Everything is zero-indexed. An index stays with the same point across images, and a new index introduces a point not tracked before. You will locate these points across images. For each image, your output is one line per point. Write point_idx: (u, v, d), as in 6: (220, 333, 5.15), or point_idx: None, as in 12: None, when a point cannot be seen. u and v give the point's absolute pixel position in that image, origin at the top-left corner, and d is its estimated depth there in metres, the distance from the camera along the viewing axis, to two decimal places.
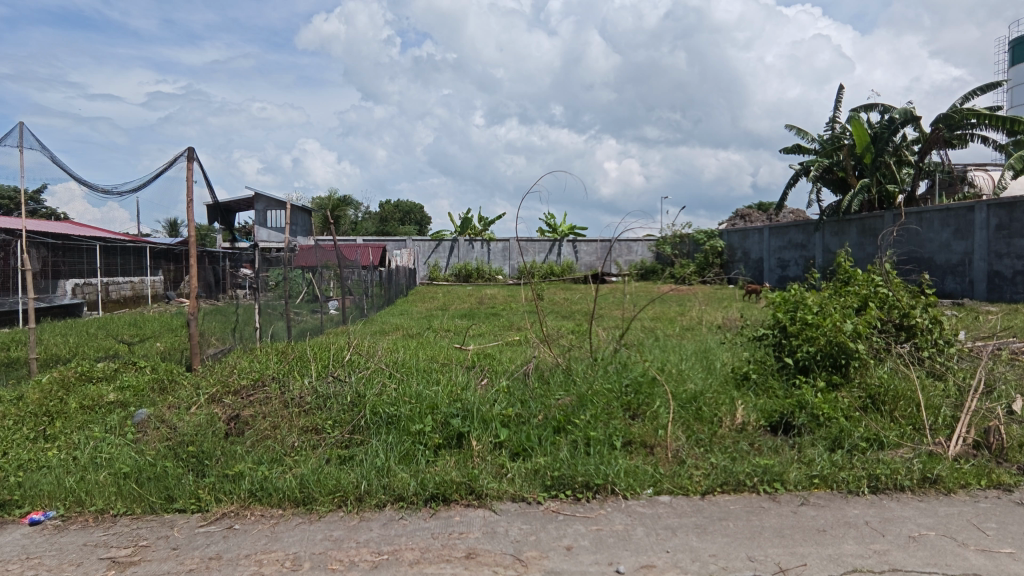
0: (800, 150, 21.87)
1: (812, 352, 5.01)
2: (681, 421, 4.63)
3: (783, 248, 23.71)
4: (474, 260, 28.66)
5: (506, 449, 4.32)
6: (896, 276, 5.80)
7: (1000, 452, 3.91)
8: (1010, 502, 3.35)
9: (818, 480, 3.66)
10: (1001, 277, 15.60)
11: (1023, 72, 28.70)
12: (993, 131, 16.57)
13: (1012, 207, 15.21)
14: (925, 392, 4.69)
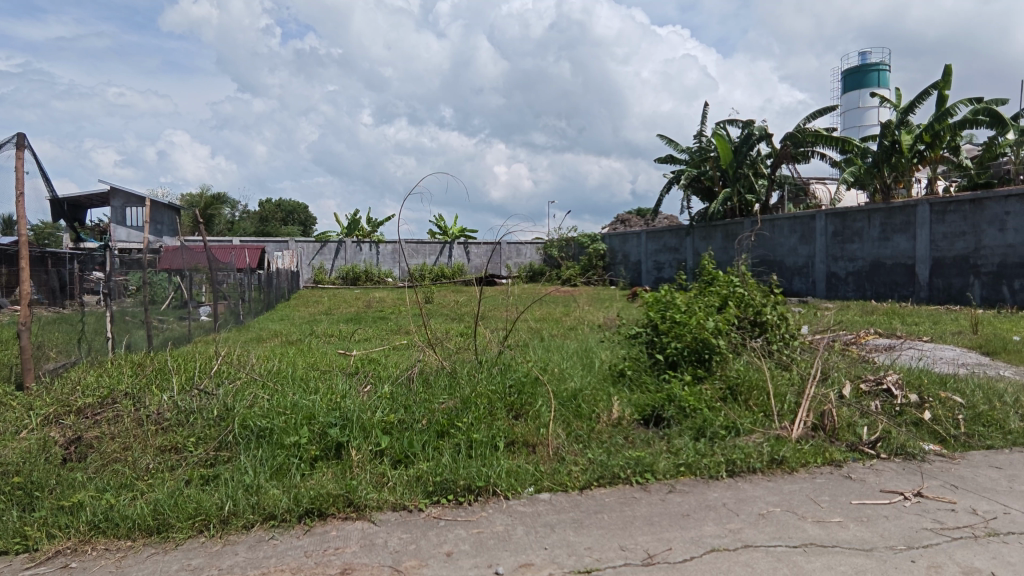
0: (672, 160, 23.56)
1: (679, 348, 5.40)
2: (562, 419, 4.78)
3: (659, 252, 25.39)
4: (362, 263, 27.77)
5: (387, 457, 4.20)
6: (751, 278, 6.41)
7: (833, 433, 4.43)
8: (840, 477, 3.80)
9: (684, 468, 3.93)
10: (837, 277, 17.81)
11: (853, 98, 32.93)
12: (829, 149, 18.89)
13: (845, 217, 17.44)
14: (774, 381, 5.21)
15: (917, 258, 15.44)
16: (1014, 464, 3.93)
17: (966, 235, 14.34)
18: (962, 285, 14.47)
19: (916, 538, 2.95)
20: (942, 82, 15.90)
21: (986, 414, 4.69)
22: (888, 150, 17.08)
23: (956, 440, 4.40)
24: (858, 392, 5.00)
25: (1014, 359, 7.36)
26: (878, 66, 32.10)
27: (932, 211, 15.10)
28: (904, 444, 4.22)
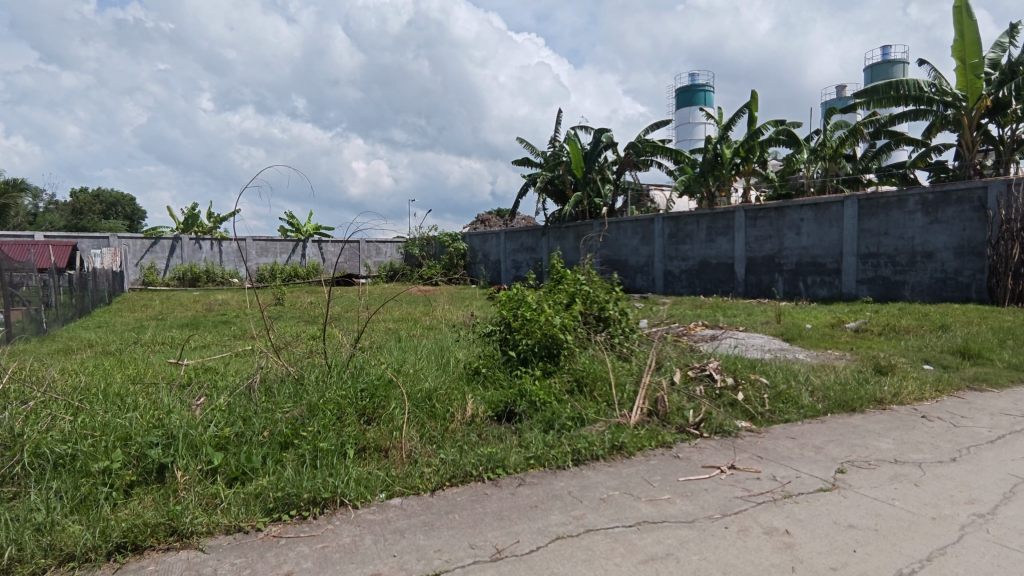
0: (528, 163, 24.43)
1: (531, 344, 5.61)
2: (416, 420, 4.71)
3: (517, 251, 26.18)
4: (202, 261, 25.18)
5: (220, 476, 3.81)
6: (596, 276, 6.85)
7: (665, 417, 4.87)
8: (670, 457, 4.18)
9: (533, 461, 4.06)
10: (672, 275, 19.66)
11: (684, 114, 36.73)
12: (664, 159, 20.79)
13: (678, 220, 19.30)
14: (616, 372, 5.59)
15: (736, 258, 17.58)
16: (805, 433, 4.60)
17: (773, 238, 16.61)
18: (769, 281, 16.75)
19: (729, 505, 3.32)
20: (752, 103, 18.25)
21: (785, 391, 5.45)
22: (712, 161, 19.22)
23: (763, 417, 5.05)
24: (686, 378, 5.55)
25: (807, 343, 8.67)
26: (705, 87, 36.13)
27: (747, 217, 17.28)
28: (722, 423, 4.75)
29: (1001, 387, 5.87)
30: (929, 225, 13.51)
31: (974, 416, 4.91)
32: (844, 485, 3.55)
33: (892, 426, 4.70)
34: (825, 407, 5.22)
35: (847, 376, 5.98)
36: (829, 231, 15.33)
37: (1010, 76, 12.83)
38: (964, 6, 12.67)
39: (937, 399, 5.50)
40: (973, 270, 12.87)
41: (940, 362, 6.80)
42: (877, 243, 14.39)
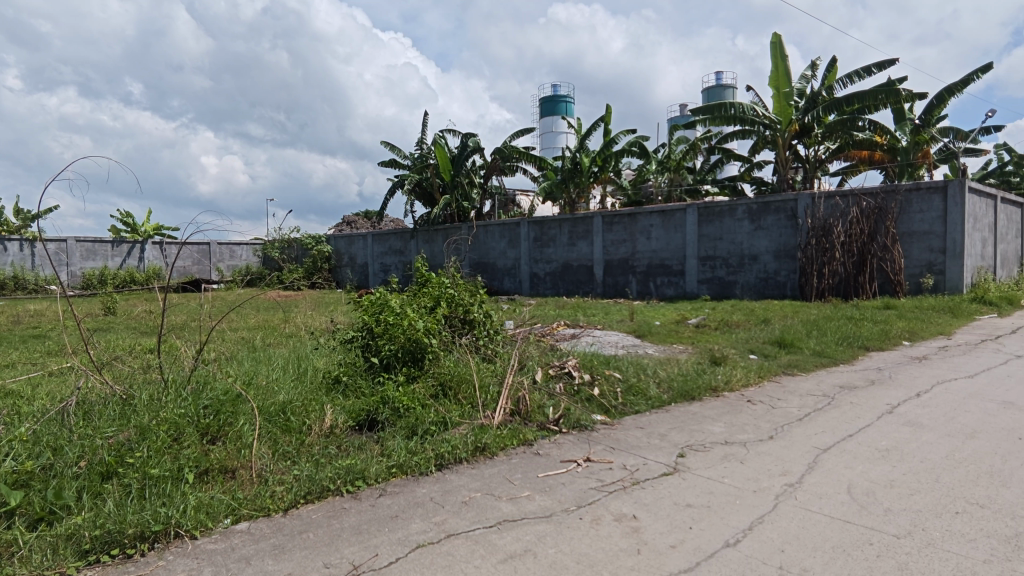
0: (395, 165, 23.93)
1: (394, 349, 5.48)
2: (267, 436, 4.37)
3: (384, 254, 25.50)
4: (7, 266, 21.42)
5: (21, 519, 3.23)
6: (460, 278, 6.87)
7: (526, 415, 5.01)
8: (531, 454, 4.29)
9: (395, 469, 3.96)
10: (537, 277, 20.35)
11: (547, 123, 38.25)
12: (529, 165, 21.46)
13: (542, 225, 20.03)
14: (480, 374, 5.63)
15: (595, 260, 18.64)
16: (651, 422, 4.98)
17: (627, 242, 17.85)
18: (624, 281, 17.98)
19: (584, 497, 3.49)
20: (607, 116, 19.48)
21: (635, 384, 5.87)
22: (572, 169, 20.21)
23: (616, 409, 5.38)
24: (547, 376, 5.77)
25: (656, 339, 9.42)
26: (566, 98, 37.97)
27: (604, 222, 18.39)
28: (579, 419, 4.98)
29: (808, 371, 6.83)
30: (754, 231, 15.35)
31: (787, 398, 5.64)
32: (683, 468, 3.90)
33: (724, 410, 5.27)
34: (670, 397, 5.70)
35: (688, 368, 6.59)
36: (674, 236, 16.82)
37: (813, 105, 14.96)
38: (778, 41, 14.56)
39: (759, 384, 6.25)
40: (789, 271, 14.85)
41: (762, 351, 7.75)
42: (713, 247, 16.06)
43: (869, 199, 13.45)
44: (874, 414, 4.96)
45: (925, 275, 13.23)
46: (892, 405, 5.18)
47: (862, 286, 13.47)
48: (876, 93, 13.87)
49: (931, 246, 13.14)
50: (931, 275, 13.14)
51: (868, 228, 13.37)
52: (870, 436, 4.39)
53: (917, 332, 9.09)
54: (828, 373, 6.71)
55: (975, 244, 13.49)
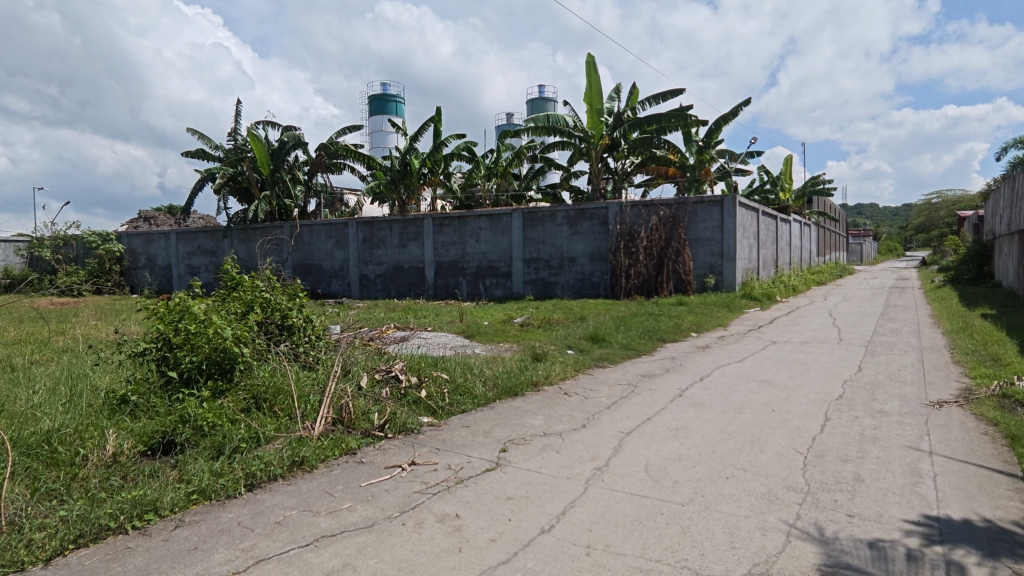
0: (203, 156, 21.47)
1: (196, 361, 4.90)
2: (25, 473, 3.63)
3: (191, 254, 22.73)
4: None
5: None
6: (277, 281, 6.38)
7: (349, 423, 4.81)
8: (354, 463, 4.13)
9: (196, 496, 3.54)
10: (367, 280, 19.75)
11: (377, 122, 37.25)
12: (357, 164, 20.69)
13: (371, 226, 19.45)
14: (299, 384, 5.27)
15: (425, 262, 18.61)
16: (476, 420, 5.11)
17: (456, 244, 18.09)
18: (454, 283, 18.23)
19: (407, 501, 3.45)
20: (438, 118, 19.53)
21: (461, 384, 5.96)
22: (402, 170, 19.94)
23: (443, 410, 5.41)
24: (373, 381, 5.62)
25: (483, 339, 9.70)
26: (397, 98, 37.38)
27: (434, 224, 18.43)
28: (405, 422, 4.91)
29: (617, 363, 7.55)
30: (572, 236, 16.52)
31: (598, 388, 6.17)
32: (506, 462, 4.06)
33: (543, 404, 5.60)
34: (494, 394, 5.90)
35: (512, 365, 6.88)
36: (501, 240, 17.46)
37: (620, 123, 16.57)
38: (591, 62, 15.85)
39: (575, 377, 6.77)
40: (602, 272, 16.26)
41: (578, 346, 8.39)
42: (537, 250, 16.99)
43: (665, 209, 15.32)
44: (668, 398, 5.65)
45: (708, 275, 15.38)
46: (681, 390, 5.95)
47: (660, 285, 15.37)
48: (670, 116, 15.79)
49: (712, 250, 15.33)
50: (712, 275, 15.32)
51: (664, 235, 15.28)
52: (664, 417, 4.99)
53: (702, 325, 10.58)
54: (632, 364, 7.49)
55: (744, 249, 16.06)
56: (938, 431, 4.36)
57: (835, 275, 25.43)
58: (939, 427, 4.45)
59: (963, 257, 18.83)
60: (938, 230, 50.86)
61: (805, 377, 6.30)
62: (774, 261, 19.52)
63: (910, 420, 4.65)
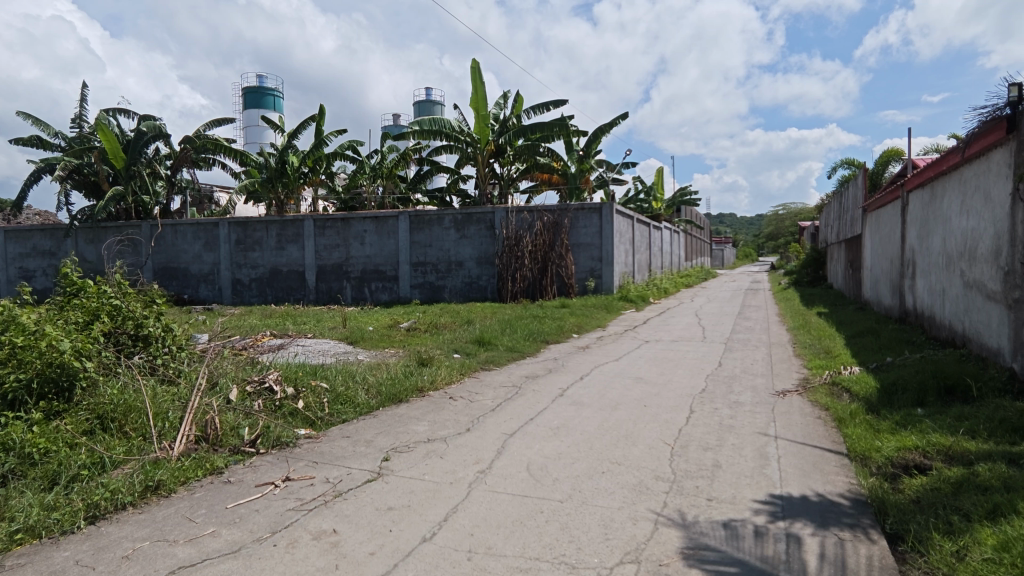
0: (40, 144, 18.83)
1: (24, 380, 4.26)
2: None
3: (25, 256, 19.85)
4: None
5: None
6: (130, 287, 5.74)
7: (215, 441, 4.43)
8: (219, 484, 3.81)
9: (21, 535, 3.07)
10: (240, 284, 18.40)
11: (252, 116, 34.87)
12: (228, 160, 19.21)
13: (245, 226, 18.17)
14: (155, 401, 4.76)
15: (306, 265, 17.70)
16: (358, 430, 4.93)
17: (339, 247, 17.40)
18: (337, 287, 17.53)
19: (279, 521, 3.24)
20: (318, 116, 18.67)
21: (342, 393, 5.71)
22: (279, 168, 18.79)
23: (322, 421, 5.16)
24: (243, 394, 5.23)
25: (368, 345, 9.40)
26: (274, 92, 35.26)
27: (315, 226, 17.57)
28: (280, 436, 4.62)
29: (502, 365, 7.67)
30: (459, 240, 16.53)
31: (483, 391, 6.23)
32: (387, 471, 3.95)
33: (428, 409, 5.53)
34: (378, 402, 5.72)
35: (396, 371, 6.72)
36: (387, 243, 17.04)
37: (506, 129, 16.84)
38: (477, 68, 15.98)
39: (460, 381, 6.77)
40: (489, 276, 16.43)
41: (464, 350, 8.41)
42: (424, 253, 16.80)
43: (548, 215, 15.82)
44: (550, 398, 5.83)
45: (588, 279, 16.09)
46: (562, 389, 6.17)
47: (544, 287, 15.84)
48: (553, 126, 16.34)
49: (592, 255, 16.07)
50: (593, 278, 16.05)
51: (548, 240, 15.77)
52: (546, 417, 5.14)
53: (583, 327, 11.05)
54: (517, 366, 7.64)
55: (620, 254, 17.01)
56: (782, 417, 4.90)
57: (701, 279, 27.74)
58: (784, 413, 5.00)
59: (803, 262, 21.36)
60: (784, 239, 57.35)
61: (673, 373, 6.79)
62: (648, 266, 20.88)
63: (760, 409, 5.18)
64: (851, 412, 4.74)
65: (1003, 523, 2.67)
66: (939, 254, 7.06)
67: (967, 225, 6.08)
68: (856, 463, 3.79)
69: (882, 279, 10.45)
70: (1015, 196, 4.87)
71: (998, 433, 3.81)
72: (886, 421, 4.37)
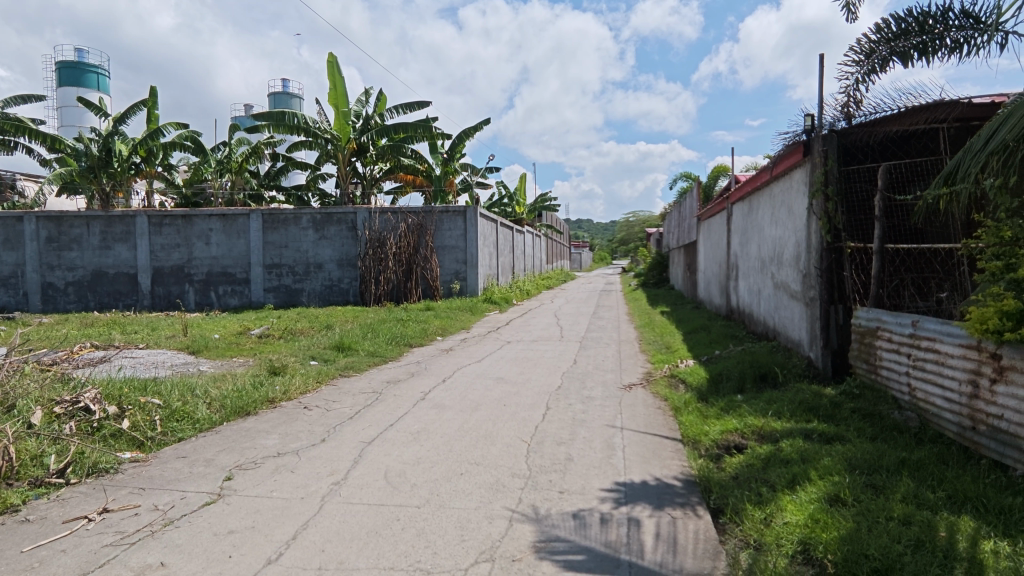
0: None
1: None
2: None
3: None
4: None
5: None
6: None
7: (10, 474, 3.75)
8: (14, 525, 3.24)
9: None
10: (53, 288, 15.90)
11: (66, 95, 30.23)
12: (35, 144, 16.51)
13: (59, 221, 15.74)
14: None
15: (138, 267, 15.76)
16: (196, 449, 4.48)
17: (180, 247, 15.74)
18: (178, 291, 15.84)
19: (92, 560, 2.83)
20: (150, 99, 16.73)
21: (178, 408, 5.15)
22: (103, 156, 16.49)
23: (152, 441, 4.60)
24: (51, 417, 4.51)
25: (212, 354, 8.59)
26: (97, 70, 31.07)
27: (149, 223, 15.72)
28: (97, 463, 4.04)
29: (363, 371, 7.42)
30: (318, 240, 15.71)
31: (341, 399, 5.98)
32: (229, 491, 3.63)
33: (280, 421, 5.18)
34: (220, 417, 5.23)
35: (243, 382, 6.18)
36: (236, 243, 15.69)
37: (367, 128, 16.25)
38: (335, 62, 15.29)
39: (317, 389, 6.42)
40: (351, 278, 15.81)
41: (322, 356, 8.01)
42: (279, 255, 15.74)
43: (413, 217, 15.62)
44: (411, 402, 5.76)
45: (453, 281, 16.14)
46: (424, 393, 6.11)
47: (409, 290, 15.60)
48: (416, 127, 16.05)
49: (457, 257, 16.13)
50: (457, 281, 16.13)
51: (412, 242, 15.55)
52: (406, 422, 5.05)
53: (447, 329, 11.06)
54: (378, 371, 7.44)
55: (485, 257, 17.28)
56: (628, 409, 5.28)
57: (560, 281, 29.12)
58: (629, 406, 5.40)
59: (649, 265, 23.28)
60: (635, 244, 62.07)
61: (532, 372, 7.05)
62: (511, 268, 21.45)
63: (609, 403, 5.54)
64: (685, 401, 5.26)
65: (799, 490, 3.12)
66: (755, 258, 8.07)
67: (776, 234, 7.03)
68: (689, 447, 4.21)
69: (713, 280, 11.70)
70: (809, 210, 5.72)
71: (797, 412, 4.44)
72: (712, 408, 4.91)
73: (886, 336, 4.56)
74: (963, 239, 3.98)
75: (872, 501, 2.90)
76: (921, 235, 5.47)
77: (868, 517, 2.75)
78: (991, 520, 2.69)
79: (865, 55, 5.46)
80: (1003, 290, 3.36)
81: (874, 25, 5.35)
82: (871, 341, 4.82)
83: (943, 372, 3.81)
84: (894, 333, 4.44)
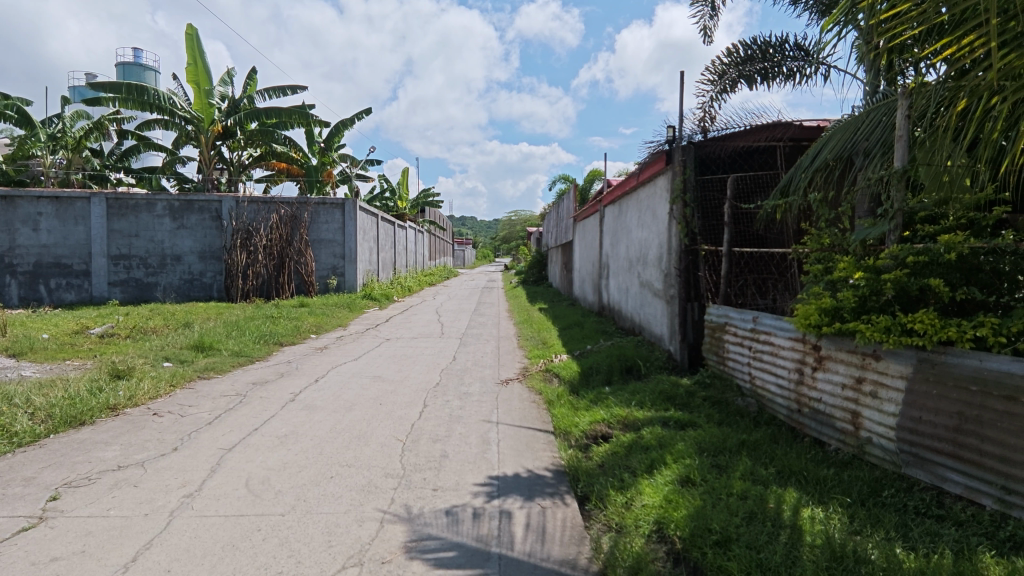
0: None
1: None
2: None
3: None
4: None
5: None
6: None
7: None
8: None
9: None
10: None
11: None
12: None
13: None
14: None
15: None
16: (13, 467, 3.87)
17: None
18: None
19: None
20: None
21: None
22: None
23: None
24: None
25: (38, 356, 7.49)
26: None
27: None
28: None
29: (225, 372, 6.87)
30: (176, 230, 14.30)
31: (198, 403, 5.48)
32: (54, 513, 3.18)
33: (123, 430, 4.64)
34: (46, 428, 4.57)
35: (77, 388, 5.43)
36: (72, 230, 13.77)
37: (235, 110, 14.98)
38: (195, 35, 13.96)
39: (170, 394, 5.82)
40: (214, 272, 14.58)
41: (178, 357, 7.29)
42: (127, 244, 14.10)
43: (286, 208, 14.71)
44: (278, 404, 5.42)
45: (330, 277, 15.46)
46: (294, 394, 5.78)
47: (281, 285, 14.70)
48: (291, 113, 15.11)
49: (334, 252, 15.45)
50: (335, 277, 15.47)
51: (284, 235, 14.64)
52: (273, 426, 4.75)
53: (321, 326, 10.57)
54: (243, 372, 6.92)
55: (364, 252, 16.71)
56: (504, 404, 5.39)
57: (442, 278, 29.02)
58: (505, 401, 5.50)
59: (529, 263, 23.97)
60: (516, 242, 63.65)
61: (410, 369, 6.95)
62: (392, 264, 20.97)
63: (486, 398, 5.61)
64: (558, 394, 5.48)
65: (656, 474, 3.37)
66: (624, 258, 8.58)
67: (642, 235, 7.53)
68: (560, 438, 4.38)
69: (586, 279, 12.30)
70: (670, 215, 6.19)
71: (657, 402, 4.80)
72: (583, 400, 5.14)
73: (732, 330, 5.07)
74: (793, 245, 4.50)
75: (716, 479, 3.21)
76: (763, 241, 6.12)
77: (712, 494, 3.04)
78: (810, 489, 3.08)
79: (718, 76, 5.99)
80: (822, 290, 3.86)
81: (726, 49, 5.89)
82: (720, 336, 5.32)
83: (777, 361, 4.30)
84: (739, 327, 4.95)
